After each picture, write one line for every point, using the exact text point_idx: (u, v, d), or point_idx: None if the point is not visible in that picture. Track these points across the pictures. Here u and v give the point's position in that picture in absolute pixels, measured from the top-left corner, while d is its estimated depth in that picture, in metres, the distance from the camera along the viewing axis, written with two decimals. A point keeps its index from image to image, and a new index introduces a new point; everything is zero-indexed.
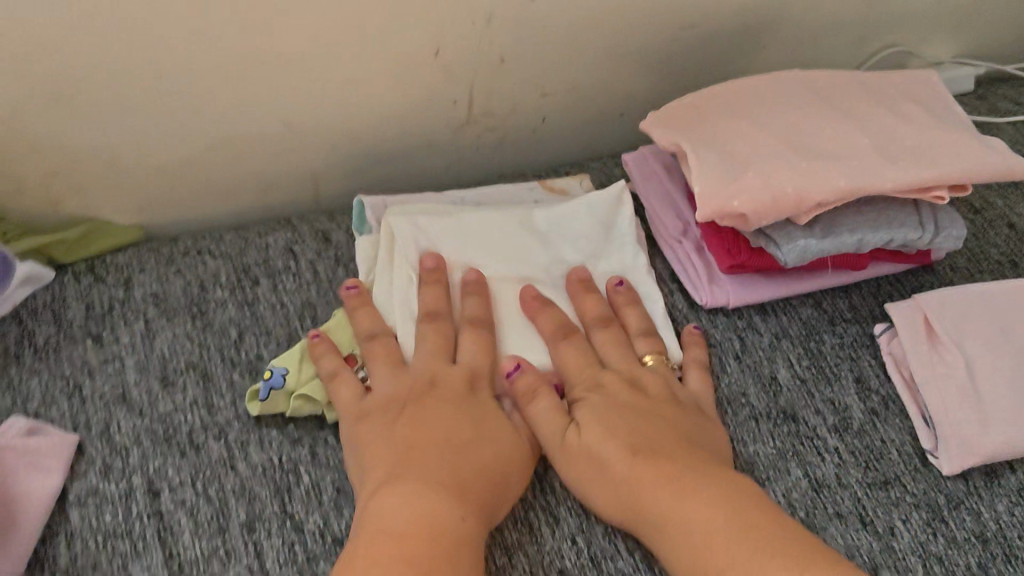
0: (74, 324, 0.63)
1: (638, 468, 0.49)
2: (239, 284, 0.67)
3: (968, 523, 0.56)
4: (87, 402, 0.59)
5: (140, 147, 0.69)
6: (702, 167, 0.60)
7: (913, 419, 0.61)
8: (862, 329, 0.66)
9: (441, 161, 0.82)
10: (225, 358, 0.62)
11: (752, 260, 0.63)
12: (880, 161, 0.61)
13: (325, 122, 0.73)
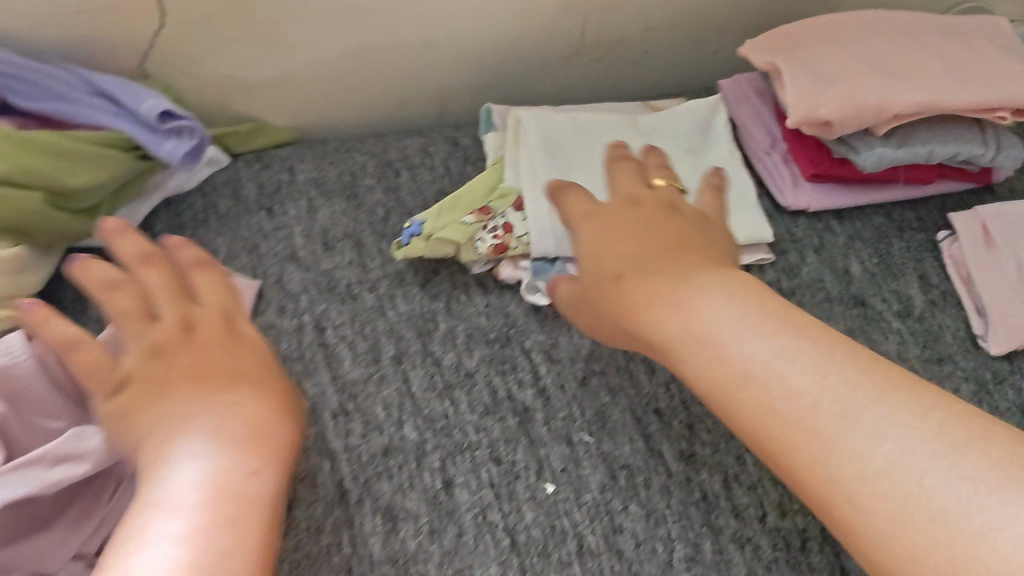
0: (249, 198, 0.75)
1: (726, 294, 0.47)
2: (384, 174, 0.78)
3: (1011, 395, 0.65)
4: (264, 258, 0.71)
5: (302, 57, 0.80)
6: (794, 83, 0.70)
7: (967, 310, 0.70)
8: (927, 236, 0.75)
9: (552, 85, 0.92)
10: (375, 231, 0.73)
11: (834, 168, 0.72)
12: (950, 85, 0.69)
13: (458, 42, 0.84)
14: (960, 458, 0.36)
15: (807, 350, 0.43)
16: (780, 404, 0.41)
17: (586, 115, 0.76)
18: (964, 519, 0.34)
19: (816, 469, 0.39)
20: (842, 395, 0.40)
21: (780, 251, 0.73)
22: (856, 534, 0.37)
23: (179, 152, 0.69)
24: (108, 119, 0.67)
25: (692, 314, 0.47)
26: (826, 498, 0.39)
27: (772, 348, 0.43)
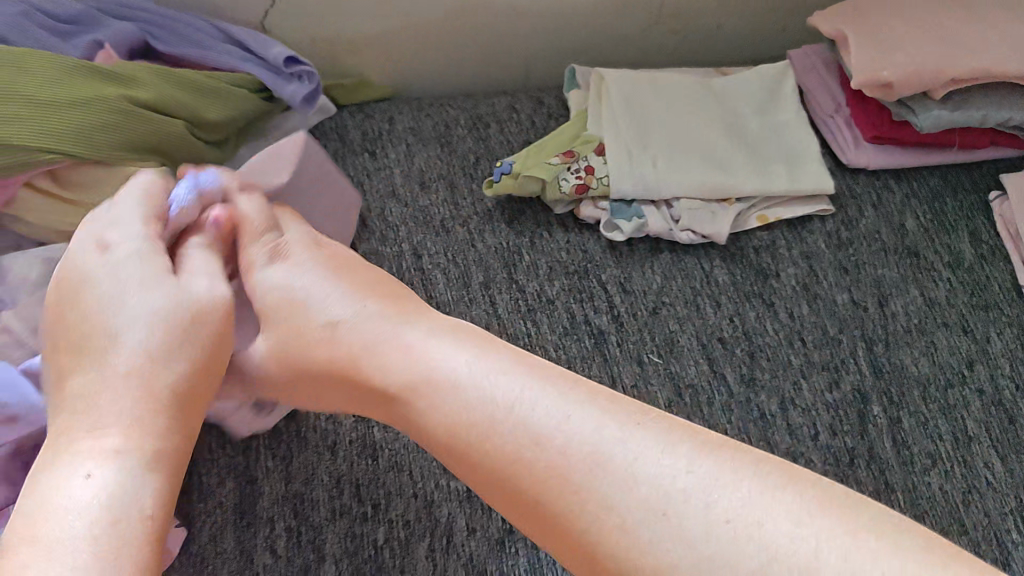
0: (354, 142, 0.83)
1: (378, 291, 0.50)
2: (475, 126, 0.86)
3: None
4: (367, 193, 0.79)
5: (403, 19, 0.88)
6: (858, 48, 0.76)
7: (1014, 263, 0.75)
8: (980, 197, 0.80)
9: (629, 55, 0.99)
10: (467, 174, 0.81)
11: (894, 131, 0.78)
12: (1006, 54, 0.75)
13: (544, 10, 0.91)
14: (761, 520, 0.34)
15: (517, 371, 0.43)
16: (507, 437, 0.41)
17: (664, 75, 0.83)
18: (735, 553, 0.34)
19: (574, 516, 0.37)
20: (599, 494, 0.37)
21: (839, 205, 0.79)
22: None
23: (300, 94, 0.77)
24: (239, 65, 0.76)
25: (400, 337, 0.47)
26: (585, 550, 0.37)
27: (449, 352, 0.45)
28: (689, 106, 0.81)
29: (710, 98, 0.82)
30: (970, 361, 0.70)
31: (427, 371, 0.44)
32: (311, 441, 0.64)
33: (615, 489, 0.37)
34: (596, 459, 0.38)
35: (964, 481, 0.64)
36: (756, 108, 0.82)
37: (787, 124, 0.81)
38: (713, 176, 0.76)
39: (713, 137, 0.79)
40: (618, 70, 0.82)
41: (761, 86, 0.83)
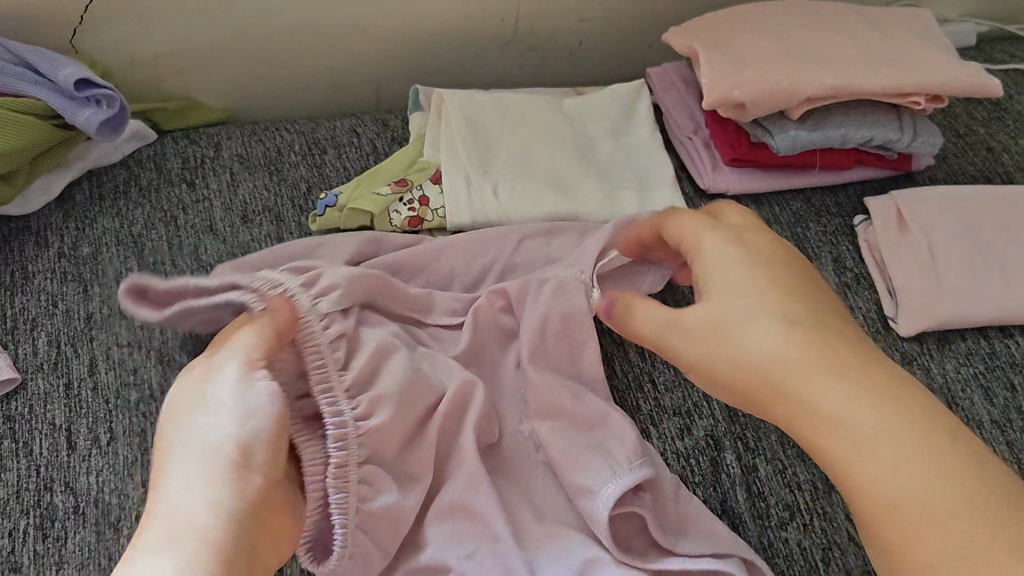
0: (172, 171, 0.75)
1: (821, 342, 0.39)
2: (310, 152, 0.78)
3: (917, 375, 0.66)
4: (180, 229, 0.71)
5: (234, 38, 0.81)
6: (710, 65, 0.71)
7: (878, 291, 0.70)
8: (845, 221, 0.75)
9: (490, 74, 0.93)
10: (295, 205, 0.74)
11: (752, 153, 0.74)
12: (864, 69, 0.70)
13: (392, 27, 0.85)
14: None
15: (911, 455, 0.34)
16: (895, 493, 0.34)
17: (515, 96, 0.77)
18: None
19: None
20: (885, 441, 0.35)
21: None
22: (860, 512, 0.35)
23: (98, 120, 0.69)
24: (28, 88, 0.68)
25: (729, 319, 0.42)
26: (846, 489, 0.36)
27: (763, 340, 0.40)
28: (538, 128, 0.75)
29: (561, 120, 0.77)
30: None
31: (786, 366, 0.39)
32: (90, 519, 0.56)
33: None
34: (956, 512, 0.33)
35: (824, 537, 0.58)
36: (609, 130, 0.77)
37: (642, 149, 0.76)
38: (559, 204, 0.70)
39: (561, 161, 0.73)
40: (463, 92, 0.76)
41: (615, 107, 0.78)
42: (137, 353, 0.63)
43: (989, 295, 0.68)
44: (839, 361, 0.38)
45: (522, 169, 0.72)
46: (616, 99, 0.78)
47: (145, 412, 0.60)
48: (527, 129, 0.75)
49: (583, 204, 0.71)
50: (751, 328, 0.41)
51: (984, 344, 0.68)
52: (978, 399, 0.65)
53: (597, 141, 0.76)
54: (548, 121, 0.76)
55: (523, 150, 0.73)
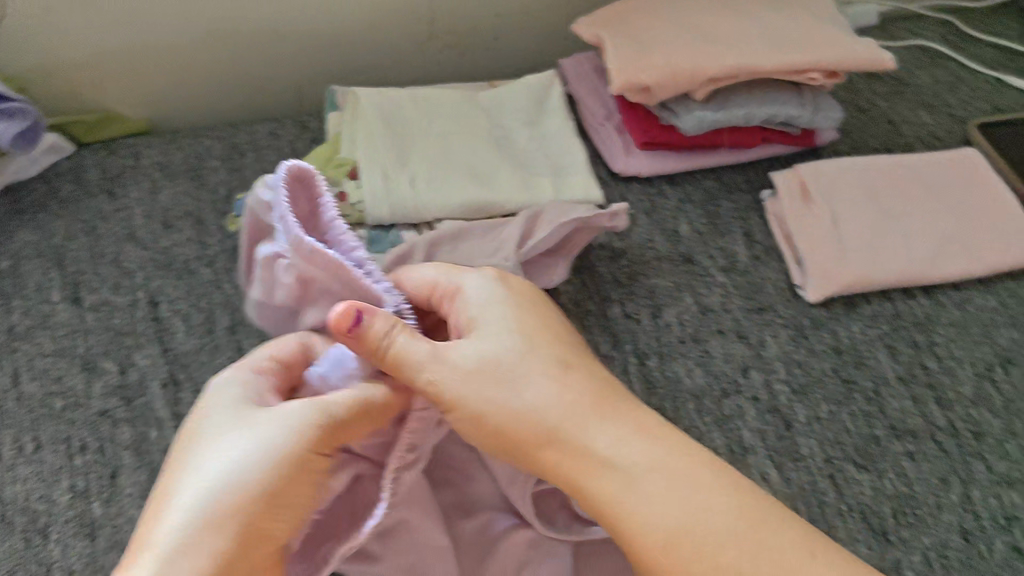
0: (92, 182, 0.75)
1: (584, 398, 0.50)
2: (229, 156, 0.79)
3: (826, 338, 0.69)
4: (102, 237, 0.71)
5: (150, 48, 0.81)
6: (616, 51, 0.73)
7: (787, 261, 0.73)
8: (754, 197, 0.78)
9: (410, 73, 0.95)
10: (216, 209, 0.75)
11: (662, 136, 0.76)
12: (764, 49, 0.73)
13: (309, 32, 0.86)
14: None
15: (669, 481, 0.47)
16: (661, 520, 0.46)
17: (430, 91, 0.79)
18: None
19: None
20: (661, 481, 0.47)
21: None
22: (632, 544, 0.46)
23: (11, 133, 0.69)
24: None
25: (519, 390, 0.50)
26: (618, 519, 0.47)
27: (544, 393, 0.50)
28: (453, 121, 0.77)
29: (476, 112, 0.78)
30: (744, 368, 0.67)
31: (570, 420, 0.49)
32: (17, 526, 0.55)
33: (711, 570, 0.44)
34: (709, 521, 0.45)
35: None
36: (524, 119, 0.78)
37: (556, 136, 0.78)
38: (477, 192, 0.71)
39: (477, 151, 0.75)
40: (378, 90, 0.77)
41: (529, 97, 0.80)
42: (61, 362, 0.63)
43: (891, 260, 0.71)
44: (588, 387, 0.51)
45: (439, 161, 0.73)
46: (529, 89, 0.80)
47: (70, 419, 0.60)
48: (442, 123, 0.76)
49: (501, 190, 0.72)
50: (531, 380, 0.50)
51: (888, 306, 0.71)
52: (884, 357, 0.68)
53: (512, 131, 0.78)
54: (464, 114, 0.78)
55: (439, 143, 0.75)
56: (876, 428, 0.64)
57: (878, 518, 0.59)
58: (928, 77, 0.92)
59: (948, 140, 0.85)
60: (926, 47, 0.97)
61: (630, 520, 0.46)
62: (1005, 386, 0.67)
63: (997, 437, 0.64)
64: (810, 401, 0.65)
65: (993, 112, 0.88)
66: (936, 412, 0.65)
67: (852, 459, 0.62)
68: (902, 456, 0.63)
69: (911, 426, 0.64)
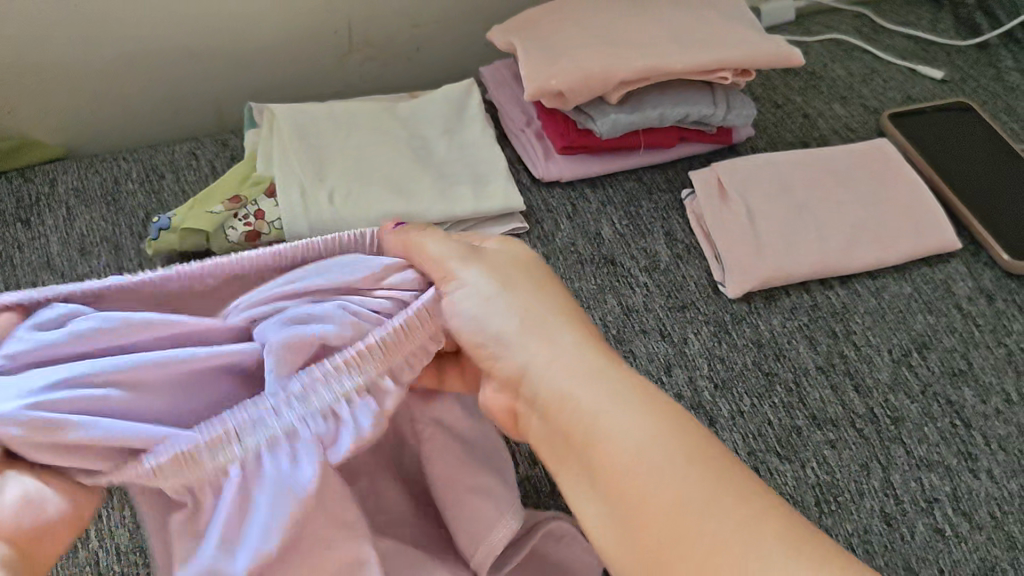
0: (5, 211, 0.74)
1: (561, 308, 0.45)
2: (147, 179, 0.78)
3: (747, 333, 0.70)
4: (16, 267, 0.70)
5: (60, 70, 0.80)
6: (528, 58, 0.73)
7: (707, 259, 0.74)
8: (674, 196, 0.79)
9: (331, 86, 0.95)
10: (134, 233, 0.74)
11: (580, 140, 0.77)
12: (673, 50, 0.74)
13: (225, 48, 0.85)
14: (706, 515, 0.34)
15: (640, 402, 0.39)
16: (627, 443, 0.37)
17: (348, 105, 0.79)
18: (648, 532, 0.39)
19: (648, 507, 0.35)
20: (619, 407, 0.38)
21: (534, 221, 0.76)
22: (597, 456, 0.37)
23: None
24: None
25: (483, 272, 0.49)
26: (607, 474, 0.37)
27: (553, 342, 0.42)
28: (372, 134, 0.77)
29: (395, 124, 0.78)
30: (667, 367, 0.67)
31: (540, 320, 0.43)
32: None
33: (675, 496, 0.35)
34: (677, 451, 0.36)
35: None
36: (443, 128, 0.79)
37: (476, 144, 0.78)
38: (396, 204, 0.71)
39: (397, 163, 0.75)
40: (294, 106, 0.77)
41: (447, 106, 0.80)
42: None
43: (807, 253, 0.73)
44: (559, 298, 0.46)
45: (359, 175, 0.73)
46: (447, 99, 0.81)
47: None
48: (360, 136, 0.76)
49: (422, 201, 0.72)
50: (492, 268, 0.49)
51: (806, 298, 0.73)
52: (804, 349, 0.69)
53: (432, 141, 0.78)
54: (382, 126, 0.78)
55: (358, 156, 0.75)
56: (798, 419, 0.65)
57: (802, 508, 0.60)
58: (842, 70, 0.93)
59: (861, 131, 0.86)
60: (840, 40, 0.98)
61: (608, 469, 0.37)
62: (922, 371, 0.69)
63: (915, 421, 0.65)
64: (733, 396, 0.66)
65: (905, 102, 0.90)
66: (856, 400, 0.66)
67: (775, 451, 0.63)
68: (823, 445, 0.64)
69: (831, 415, 0.66)
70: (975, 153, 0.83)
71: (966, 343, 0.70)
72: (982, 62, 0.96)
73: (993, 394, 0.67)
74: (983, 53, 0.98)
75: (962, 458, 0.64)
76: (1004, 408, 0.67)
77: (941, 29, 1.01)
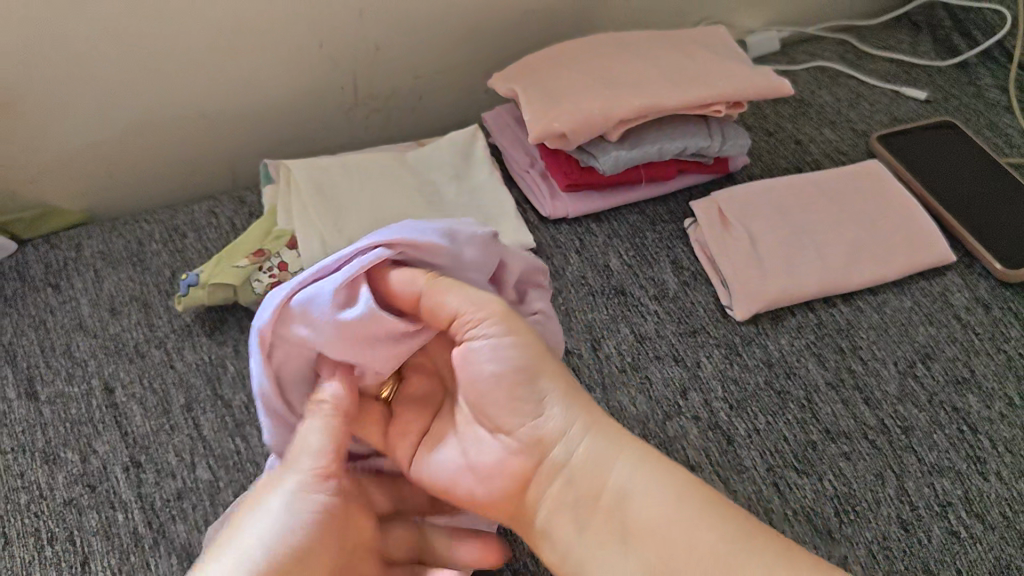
0: (35, 278, 0.77)
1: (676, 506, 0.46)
2: (170, 238, 0.81)
3: (757, 353, 0.73)
4: (50, 330, 0.73)
5: (82, 137, 0.83)
6: (530, 103, 0.77)
7: (714, 284, 0.77)
8: (677, 226, 0.83)
9: (340, 140, 0.98)
10: (162, 291, 0.77)
11: (583, 178, 0.80)
12: (669, 88, 0.77)
13: (240, 107, 0.89)
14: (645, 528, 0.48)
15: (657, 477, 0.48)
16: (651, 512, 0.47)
17: (360, 156, 0.82)
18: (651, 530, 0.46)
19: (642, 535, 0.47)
20: (693, 520, 0.45)
21: (545, 257, 0.79)
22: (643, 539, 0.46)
23: None
24: None
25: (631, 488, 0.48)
26: (594, 499, 0.49)
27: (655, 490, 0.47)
28: (384, 183, 0.80)
29: (406, 171, 0.82)
30: (683, 391, 0.70)
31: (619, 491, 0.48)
32: None
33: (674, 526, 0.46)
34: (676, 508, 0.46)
35: None
36: (452, 174, 0.82)
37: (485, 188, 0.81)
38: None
39: (409, 208, 0.78)
40: (309, 160, 0.80)
41: (454, 151, 0.84)
42: (21, 458, 0.64)
43: (808, 275, 0.75)
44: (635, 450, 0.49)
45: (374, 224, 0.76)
46: (453, 144, 0.84)
47: (35, 512, 0.61)
48: (373, 184, 0.80)
49: None
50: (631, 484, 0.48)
51: (811, 317, 0.76)
52: (813, 366, 0.72)
53: (441, 187, 0.81)
54: (394, 175, 0.81)
55: (373, 205, 0.78)
56: (812, 434, 0.68)
57: (823, 519, 0.63)
58: (829, 96, 0.97)
59: (852, 153, 0.90)
60: (825, 67, 1.02)
61: (636, 521, 0.47)
62: (927, 380, 0.71)
63: (923, 429, 0.68)
64: (748, 415, 0.69)
65: (891, 124, 0.94)
66: (866, 412, 0.69)
67: (793, 466, 0.66)
68: (838, 457, 0.66)
69: (845, 428, 0.68)
70: (963, 169, 0.86)
71: (968, 351, 0.73)
72: (961, 82, 1.00)
73: (997, 398, 0.70)
74: (961, 73, 1.02)
75: (971, 462, 0.66)
76: (1009, 411, 0.69)
77: (921, 52, 1.05)
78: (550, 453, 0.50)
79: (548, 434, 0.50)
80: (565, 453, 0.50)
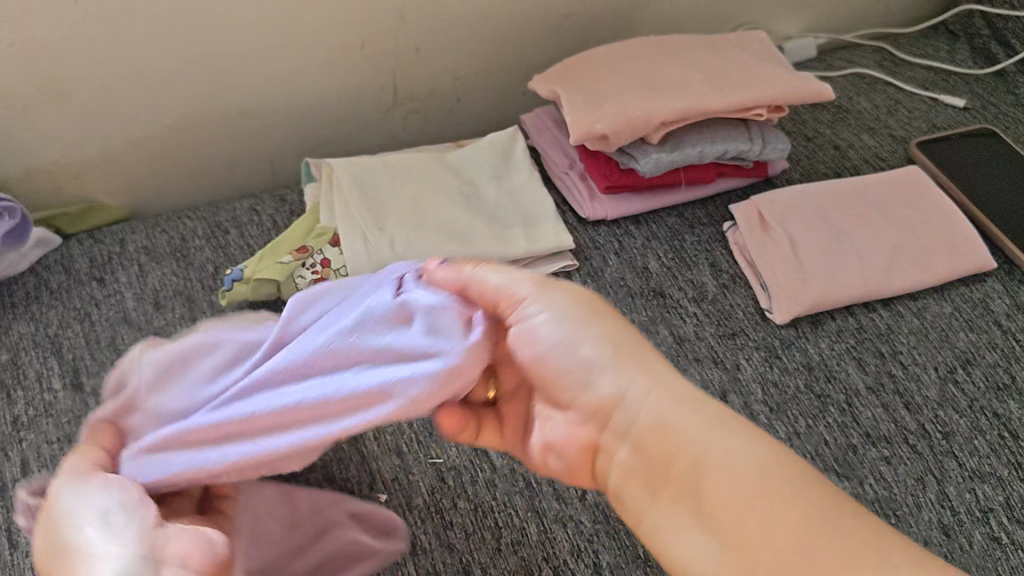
0: (80, 271, 0.78)
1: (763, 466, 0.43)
2: (213, 234, 0.82)
3: (797, 356, 0.73)
4: (96, 323, 0.74)
5: (126, 134, 0.84)
6: (572, 105, 0.77)
7: (753, 287, 0.77)
8: (715, 229, 0.83)
9: (378, 140, 0.99)
10: (205, 286, 0.77)
11: (623, 179, 0.80)
12: (710, 91, 0.78)
13: (281, 106, 0.90)
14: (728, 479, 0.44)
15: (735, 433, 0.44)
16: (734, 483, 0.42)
17: (400, 155, 0.83)
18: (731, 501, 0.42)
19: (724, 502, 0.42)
20: (771, 497, 0.41)
21: (584, 257, 0.79)
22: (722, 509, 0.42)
23: None
24: None
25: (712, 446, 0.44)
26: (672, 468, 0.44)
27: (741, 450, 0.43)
28: (424, 182, 0.81)
29: (445, 171, 0.82)
30: (722, 393, 0.70)
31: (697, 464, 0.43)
32: None
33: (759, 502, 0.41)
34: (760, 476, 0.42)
35: None
36: (491, 174, 0.83)
37: (524, 188, 0.82)
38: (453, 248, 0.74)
39: (449, 208, 0.79)
40: (350, 159, 0.81)
41: (493, 152, 0.84)
42: (66, 447, 0.65)
43: (848, 279, 0.75)
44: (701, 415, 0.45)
45: (415, 222, 0.77)
46: (493, 145, 0.85)
47: None
48: (414, 183, 0.80)
49: (478, 243, 0.76)
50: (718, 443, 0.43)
51: (851, 321, 0.75)
52: (853, 370, 0.72)
53: (480, 187, 0.82)
54: (434, 174, 0.82)
55: (414, 204, 0.78)
56: (852, 437, 0.67)
57: None
58: (867, 102, 0.97)
59: (891, 160, 0.90)
60: (863, 74, 1.02)
61: (711, 490, 0.42)
62: (967, 387, 0.71)
63: (964, 435, 0.68)
64: (788, 418, 0.68)
65: (930, 130, 0.94)
66: (907, 417, 0.69)
67: (833, 469, 0.65)
68: (879, 461, 0.66)
69: (885, 432, 0.68)
70: (1003, 176, 0.86)
71: (1008, 358, 0.73)
72: (1000, 89, 1.00)
73: None
74: (1000, 80, 1.01)
75: (1012, 468, 0.66)
76: None
77: (959, 59, 1.05)
78: (610, 421, 0.47)
79: (606, 403, 0.46)
80: (629, 418, 0.46)
